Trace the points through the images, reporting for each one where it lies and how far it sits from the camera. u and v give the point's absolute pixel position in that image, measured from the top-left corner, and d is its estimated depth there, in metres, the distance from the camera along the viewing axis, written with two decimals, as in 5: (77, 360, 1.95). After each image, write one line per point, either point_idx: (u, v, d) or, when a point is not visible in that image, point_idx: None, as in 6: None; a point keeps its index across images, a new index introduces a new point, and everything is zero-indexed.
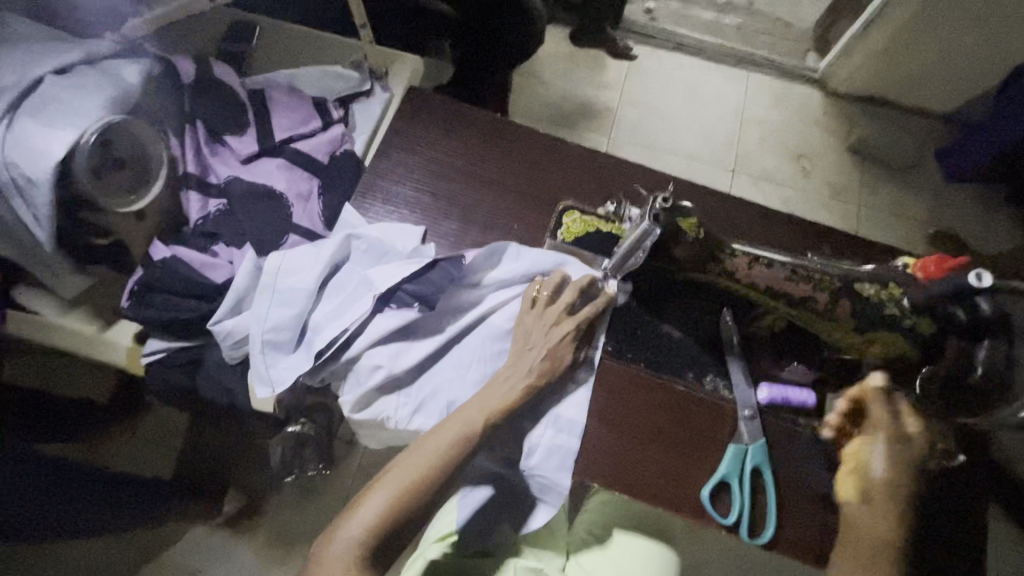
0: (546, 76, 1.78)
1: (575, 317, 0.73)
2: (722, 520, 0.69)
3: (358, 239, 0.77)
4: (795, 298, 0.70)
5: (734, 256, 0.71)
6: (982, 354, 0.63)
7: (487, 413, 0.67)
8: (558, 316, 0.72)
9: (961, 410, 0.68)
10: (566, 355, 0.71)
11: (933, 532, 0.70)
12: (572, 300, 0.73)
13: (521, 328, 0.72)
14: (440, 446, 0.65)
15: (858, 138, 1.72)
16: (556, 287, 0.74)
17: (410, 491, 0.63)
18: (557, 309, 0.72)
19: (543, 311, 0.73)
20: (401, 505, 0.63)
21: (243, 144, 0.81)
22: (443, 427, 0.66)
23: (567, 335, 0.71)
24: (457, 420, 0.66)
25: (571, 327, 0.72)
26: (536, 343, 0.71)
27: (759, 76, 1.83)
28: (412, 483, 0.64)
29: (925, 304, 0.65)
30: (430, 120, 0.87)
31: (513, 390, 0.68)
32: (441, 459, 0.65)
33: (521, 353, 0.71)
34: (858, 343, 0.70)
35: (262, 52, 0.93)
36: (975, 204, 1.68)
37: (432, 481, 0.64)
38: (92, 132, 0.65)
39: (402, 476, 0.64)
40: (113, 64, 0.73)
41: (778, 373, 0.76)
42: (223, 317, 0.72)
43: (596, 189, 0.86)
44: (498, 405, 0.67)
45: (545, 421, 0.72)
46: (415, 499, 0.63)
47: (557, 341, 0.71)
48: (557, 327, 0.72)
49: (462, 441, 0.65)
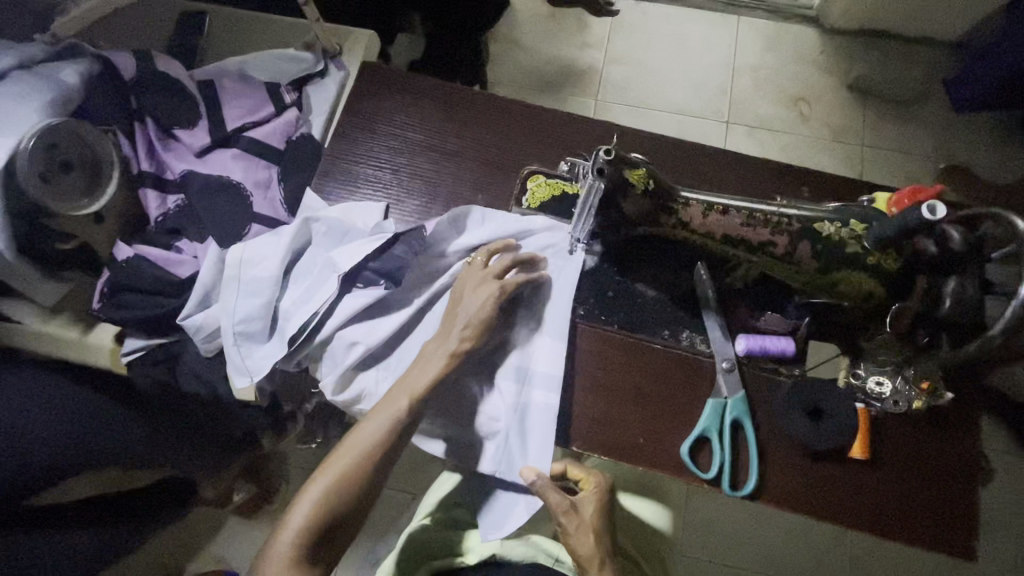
0: (527, 41, 1.73)
1: (505, 280, 0.71)
2: (703, 474, 0.69)
3: (317, 221, 0.76)
4: (753, 244, 0.67)
5: (688, 205, 0.67)
6: (951, 288, 0.62)
7: (412, 392, 0.66)
8: (488, 276, 0.71)
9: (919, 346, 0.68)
10: (491, 315, 0.69)
11: (912, 471, 0.69)
12: (508, 265, 0.73)
13: (461, 285, 0.72)
14: (363, 440, 0.65)
15: (857, 76, 1.64)
16: (498, 252, 0.74)
17: (346, 481, 0.64)
18: (489, 272, 0.72)
19: (483, 272, 0.72)
20: (337, 496, 0.63)
21: (193, 137, 0.80)
22: (375, 412, 0.66)
23: (490, 297, 0.69)
24: (385, 404, 0.66)
25: (506, 289, 0.70)
26: (466, 303, 0.70)
27: (750, 19, 1.74)
28: (341, 481, 0.64)
29: (890, 239, 0.61)
30: (386, 96, 0.85)
31: (436, 361, 0.67)
32: (368, 452, 0.65)
33: (450, 322, 0.69)
34: (823, 285, 0.67)
35: (214, 42, 0.91)
36: (984, 134, 1.60)
37: (361, 476, 0.64)
38: (31, 137, 0.66)
39: (335, 469, 0.64)
40: (51, 68, 0.73)
41: (755, 324, 0.74)
42: (193, 311, 0.73)
43: (562, 151, 0.84)
44: (423, 383, 0.66)
45: (507, 374, 0.72)
46: (359, 484, 0.64)
47: (481, 299, 0.69)
48: (493, 284, 0.70)
49: (389, 429, 0.65)
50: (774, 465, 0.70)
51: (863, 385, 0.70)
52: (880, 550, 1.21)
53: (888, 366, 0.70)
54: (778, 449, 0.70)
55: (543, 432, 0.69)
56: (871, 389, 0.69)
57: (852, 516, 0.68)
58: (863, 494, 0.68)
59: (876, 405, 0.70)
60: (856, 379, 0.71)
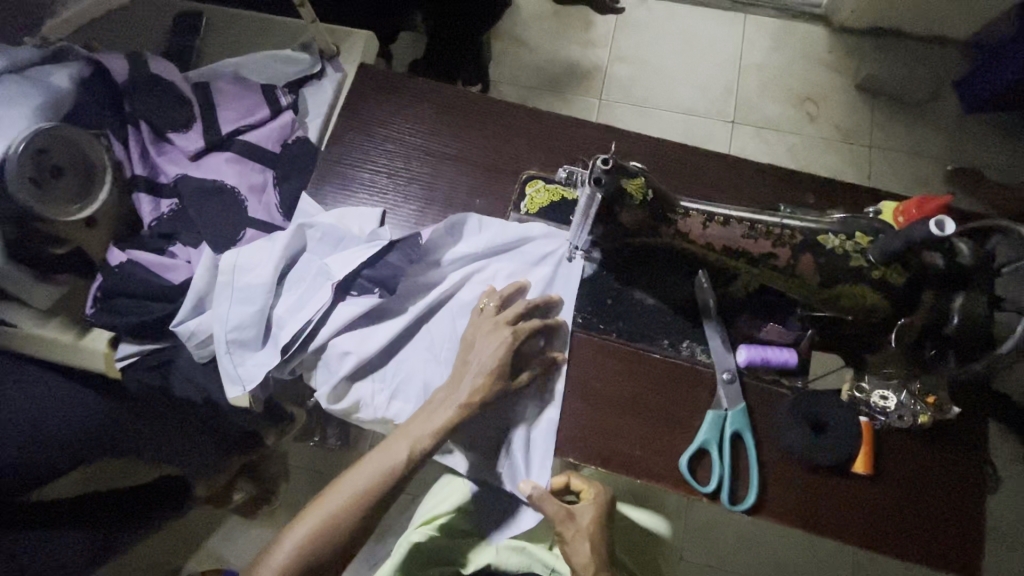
0: (532, 40, 1.71)
1: (517, 326, 0.71)
2: (701, 488, 0.68)
3: (312, 227, 0.75)
4: (754, 256, 0.65)
5: (688, 216, 0.65)
6: (960, 301, 0.60)
7: (414, 441, 0.66)
8: (502, 322, 0.70)
9: (927, 360, 0.66)
10: (503, 362, 0.68)
11: (916, 490, 0.67)
12: (523, 312, 0.72)
13: (471, 329, 0.71)
14: (356, 483, 0.66)
15: (867, 75, 1.61)
16: (508, 296, 0.73)
17: (334, 523, 0.65)
18: (500, 318, 0.71)
19: (493, 318, 0.71)
20: (318, 541, 0.64)
21: (187, 140, 0.79)
22: (372, 457, 0.67)
23: (501, 344, 0.69)
24: (383, 451, 0.67)
25: (518, 335, 0.70)
26: (482, 345, 0.69)
27: (757, 17, 1.71)
28: (332, 516, 0.65)
29: (897, 254, 0.59)
30: (384, 99, 0.84)
31: (444, 411, 0.66)
32: (361, 491, 0.66)
33: (462, 370, 0.68)
34: (824, 298, 0.64)
35: (211, 43, 0.90)
36: (995, 136, 1.57)
37: (349, 519, 0.65)
38: (21, 141, 0.66)
39: (321, 510, 0.65)
40: (41, 70, 0.73)
41: (756, 335, 0.72)
42: (186, 317, 0.72)
43: (562, 156, 0.82)
44: (427, 432, 0.66)
45: (522, 406, 0.71)
46: (343, 526, 0.65)
47: (493, 345, 0.69)
48: (505, 331, 0.69)
49: (383, 474, 0.66)
50: (772, 484, 0.68)
51: (867, 399, 0.68)
52: (881, 558, 1.20)
53: (893, 380, 0.68)
54: (775, 470, 0.69)
55: (546, 445, 0.70)
56: (874, 403, 0.67)
57: (854, 535, 0.66)
58: (866, 508, 0.67)
59: (880, 419, 0.68)
60: (858, 392, 0.69)
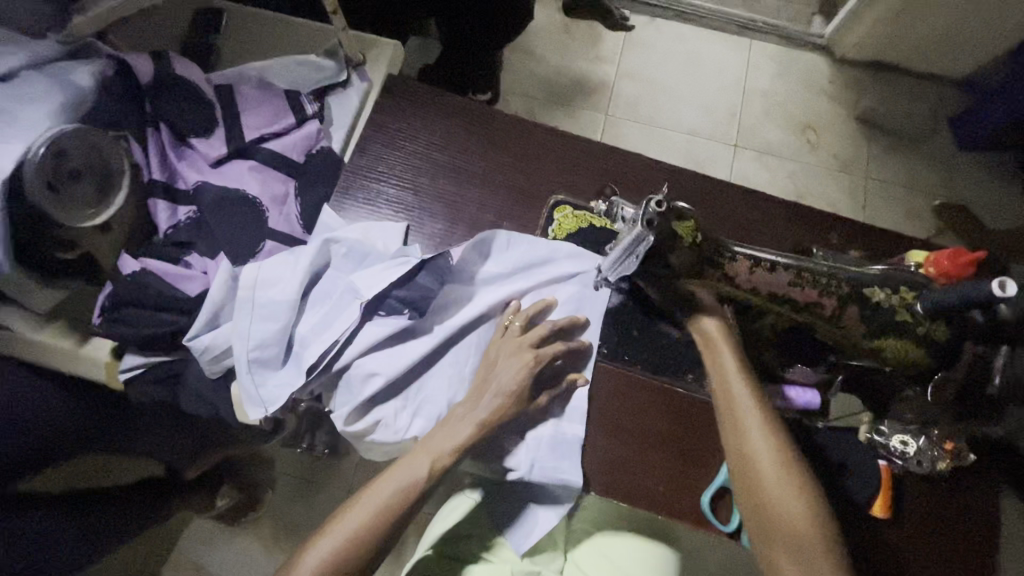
0: (541, 51, 1.70)
1: (540, 349, 0.69)
2: (723, 527, 0.67)
3: (337, 243, 0.72)
4: (799, 304, 0.65)
5: (734, 260, 0.66)
6: (1000, 362, 0.60)
7: (434, 455, 0.64)
8: (525, 344, 0.69)
9: (974, 413, 0.65)
10: (524, 386, 0.67)
11: (934, 534, 0.68)
12: (547, 334, 0.70)
13: (496, 350, 0.70)
14: (378, 499, 0.63)
15: (867, 108, 1.65)
16: (532, 316, 0.72)
17: (359, 540, 0.61)
18: (523, 341, 0.70)
19: (517, 340, 0.70)
20: (339, 562, 0.59)
21: (209, 146, 0.77)
22: (392, 472, 0.64)
23: (524, 367, 0.67)
24: (406, 466, 0.64)
25: (540, 360, 0.69)
26: (503, 366, 0.68)
27: (763, 44, 1.74)
28: (354, 534, 0.61)
29: (943, 311, 0.60)
30: (411, 111, 0.82)
31: (462, 428, 0.65)
32: (383, 508, 0.62)
33: (482, 387, 0.68)
34: (864, 349, 0.65)
35: (230, 42, 0.87)
36: (985, 174, 1.62)
37: (373, 536, 0.61)
38: (40, 144, 0.62)
39: (345, 526, 0.61)
40: (62, 68, 0.69)
41: (782, 374, 0.72)
42: (201, 331, 0.69)
43: (590, 180, 0.82)
44: (449, 448, 0.64)
45: (548, 423, 0.70)
46: (368, 545, 0.61)
47: (515, 371, 0.67)
48: (527, 354, 0.68)
49: (404, 490, 0.63)
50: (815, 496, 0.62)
51: (886, 443, 0.69)
52: None
53: (913, 425, 0.69)
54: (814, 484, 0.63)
55: (572, 468, 0.68)
56: (894, 447, 0.69)
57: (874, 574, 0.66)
58: (888, 553, 0.67)
59: (898, 462, 0.69)
60: (877, 436, 0.70)
